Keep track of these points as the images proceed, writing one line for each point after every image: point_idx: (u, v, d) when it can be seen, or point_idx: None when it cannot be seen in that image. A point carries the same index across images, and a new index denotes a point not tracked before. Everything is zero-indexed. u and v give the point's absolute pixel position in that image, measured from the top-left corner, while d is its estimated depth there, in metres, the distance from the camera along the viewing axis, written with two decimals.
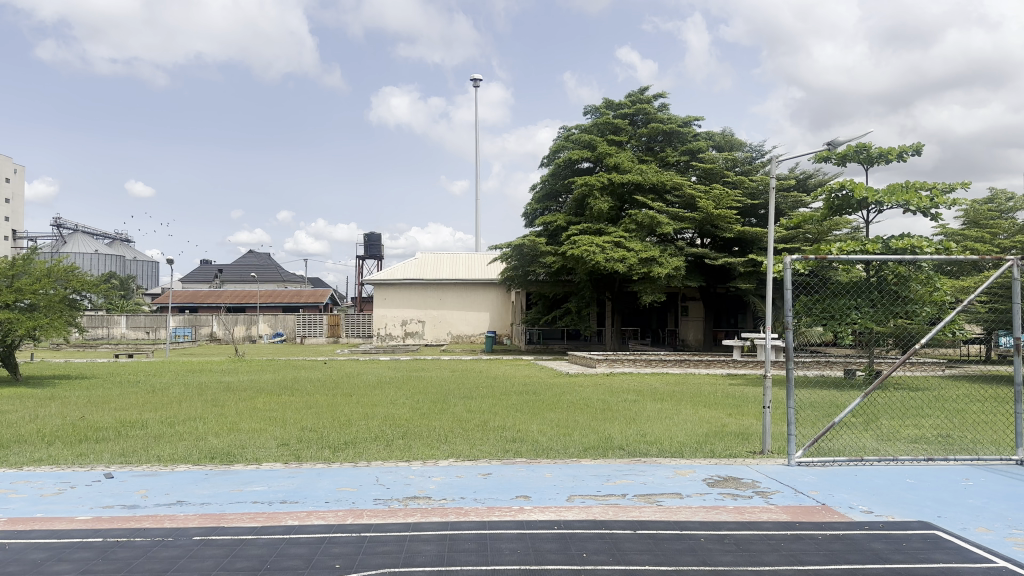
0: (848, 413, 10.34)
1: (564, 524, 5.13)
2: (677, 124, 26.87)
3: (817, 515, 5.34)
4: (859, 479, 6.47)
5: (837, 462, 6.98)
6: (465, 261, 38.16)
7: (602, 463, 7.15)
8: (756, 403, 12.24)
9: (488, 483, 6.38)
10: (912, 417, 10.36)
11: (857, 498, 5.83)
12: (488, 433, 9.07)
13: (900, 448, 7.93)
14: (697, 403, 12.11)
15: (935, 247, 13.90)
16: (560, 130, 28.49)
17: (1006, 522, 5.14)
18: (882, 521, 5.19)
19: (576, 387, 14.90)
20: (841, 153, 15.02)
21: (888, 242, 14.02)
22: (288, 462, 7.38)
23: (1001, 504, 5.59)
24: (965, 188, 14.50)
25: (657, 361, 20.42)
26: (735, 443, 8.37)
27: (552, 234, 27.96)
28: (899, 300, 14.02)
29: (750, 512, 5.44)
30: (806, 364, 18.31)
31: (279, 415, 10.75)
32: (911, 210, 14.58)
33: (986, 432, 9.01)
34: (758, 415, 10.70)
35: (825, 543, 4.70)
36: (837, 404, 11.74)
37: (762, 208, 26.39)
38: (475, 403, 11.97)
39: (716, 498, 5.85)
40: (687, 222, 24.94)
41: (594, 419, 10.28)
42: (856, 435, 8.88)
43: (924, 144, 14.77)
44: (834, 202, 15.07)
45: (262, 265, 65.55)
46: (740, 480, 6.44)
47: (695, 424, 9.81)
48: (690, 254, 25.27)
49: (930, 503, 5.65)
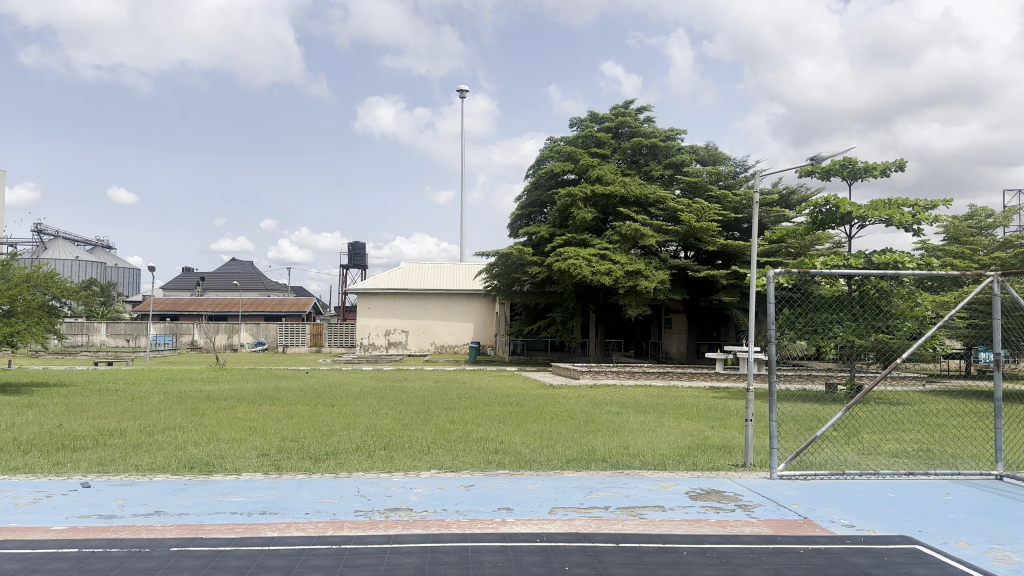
0: (830, 428, 10.39)
1: (547, 537, 5.10)
2: (661, 138, 27.04)
3: (800, 529, 5.34)
4: (840, 493, 6.50)
5: (819, 476, 7.00)
6: (450, 271, 38.16)
7: (585, 476, 7.13)
8: (739, 416, 12.26)
9: (470, 494, 6.33)
10: (893, 433, 10.36)
11: (839, 512, 5.84)
12: (471, 444, 9.03)
13: (880, 463, 7.98)
14: (680, 416, 12.08)
15: (917, 262, 14.05)
16: (545, 141, 28.60)
17: (987, 537, 5.17)
18: (863, 535, 5.21)
19: (558, 398, 14.91)
20: (826, 167, 15.16)
21: (871, 257, 14.12)
22: (268, 472, 7.31)
23: (981, 519, 5.62)
24: (947, 206, 14.71)
25: (640, 373, 20.48)
26: (717, 456, 8.36)
27: (536, 245, 27.98)
28: (880, 315, 14.12)
29: (732, 526, 5.44)
30: (788, 377, 18.43)
31: (258, 424, 10.65)
32: (893, 225, 14.73)
33: (965, 447, 9.10)
34: (741, 428, 10.76)
35: (807, 557, 4.70)
36: (817, 418, 11.74)
37: (745, 223, 26.61)
38: (457, 414, 11.90)
39: (698, 511, 5.85)
40: (671, 235, 25.10)
41: (578, 431, 10.23)
42: (837, 449, 8.92)
43: (907, 160, 14.94)
44: (818, 217, 15.19)
45: (246, 273, 65.28)
46: (722, 493, 6.44)
47: (678, 437, 9.79)
48: (673, 266, 25.37)
49: (910, 518, 5.67)
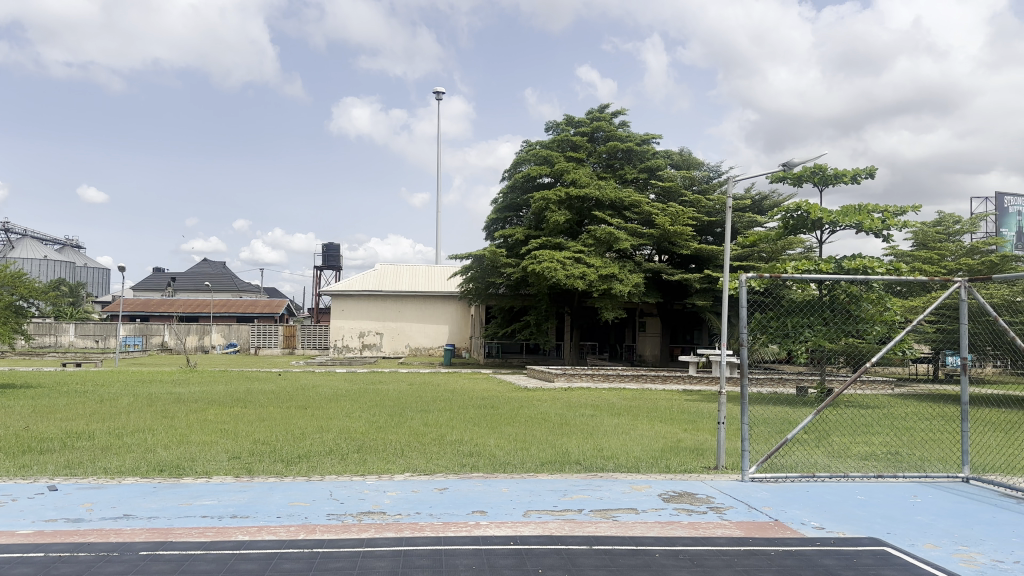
0: (801, 430, 10.52)
1: (520, 540, 5.10)
2: (636, 142, 27.21)
3: (770, 531, 5.40)
4: (810, 495, 6.56)
5: (790, 478, 7.08)
6: (425, 273, 38.06)
7: (559, 478, 7.15)
8: (712, 419, 12.38)
9: (444, 497, 6.32)
10: (862, 435, 10.51)
11: (810, 514, 5.90)
12: (445, 446, 9.01)
13: (850, 465, 8.09)
14: (654, 418, 12.15)
15: (887, 268, 14.26)
16: (521, 144, 28.66)
17: (953, 538, 5.26)
18: (833, 537, 5.27)
19: (533, 401, 14.91)
20: (798, 173, 15.34)
21: (841, 262, 14.30)
22: (239, 476, 7.22)
23: (948, 521, 5.72)
24: (916, 212, 14.94)
25: (614, 376, 20.58)
26: (690, 458, 8.42)
27: (511, 248, 28.01)
28: (850, 319, 14.31)
29: (704, 527, 5.48)
30: (760, 380, 18.65)
31: (230, 427, 10.54)
32: (864, 231, 14.93)
33: (934, 450, 9.26)
34: (713, 430, 10.85)
35: (778, 559, 4.74)
36: (789, 420, 11.88)
37: (718, 227, 26.84)
38: (432, 417, 11.85)
39: (671, 513, 5.88)
40: (645, 238, 25.25)
41: (552, 434, 10.25)
42: (807, 451, 9.02)
43: (877, 167, 15.16)
44: (790, 222, 15.36)
45: (218, 273, 64.59)
46: (695, 496, 6.49)
47: (652, 439, 9.84)
48: (647, 270, 25.52)
49: (879, 520, 5.75)
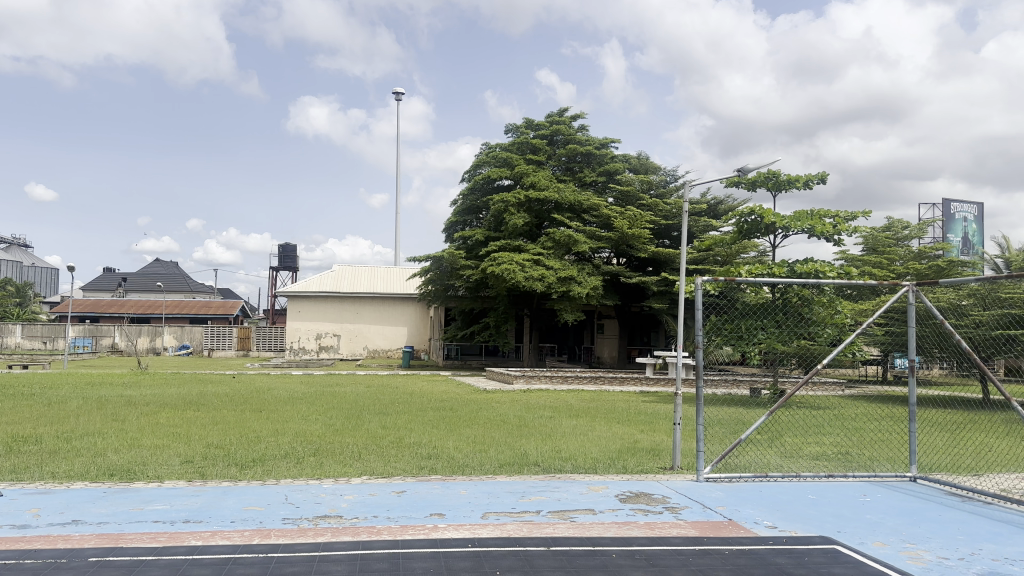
0: (754, 430, 10.70)
1: (478, 542, 5.10)
2: (595, 145, 27.42)
3: (724, 530, 5.48)
4: (762, 495, 6.68)
5: (744, 478, 7.20)
6: (383, 275, 37.81)
7: (517, 480, 7.16)
8: (668, 420, 12.50)
9: (402, 501, 6.29)
10: (814, 436, 10.74)
11: (763, 514, 6.01)
12: (403, 449, 8.96)
13: (802, 465, 8.26)
14: (611, 420, 12.24)
15: (837, 272, 14.58)
16: (481, 146, 28.68)
17: (901, 536, 5.40)
18: (785, 536, 5.38)
19: (491, 403, 14.92)
20: (752, 179, 15.62)
21: (794, 266, 14.59)
22: (192, 480, 7.09)
23: (895, 519, 5.87)
24: (866, 217, 15.30)
25: (573, 378, 20.70)
26: (647, 459, 8.51)
27: (471, 249, 27.98)
28: (802, 322, 14.69)
29: (660, 527, 5.54)
30: (715, 382, 18.93)
31: (183, 430, 10.35)
32: (815, 235, 15.24)
33: (882, 450, 9.50)
34: (669, 431, 10.97)
35: (732, 558, 4.82)
36: (743, 421, 12.08)
37: (675, 230, 27.16)
38: (389, 419, 11.77)
39: (628, 514, 5.94)
40: (603, 241, 25.44)
41: (511, 436, 10.27)
42: (761, 451, 9.19)
43: (828, 173, 15.50)
44: (744, 226, 15.62)
45: (171, 273, 63.32)
46: (651, 496, 6.56)
47: (609, 440, 9.91)
48: (606, 272, 25.73)
49: (830, 519, 5.88)
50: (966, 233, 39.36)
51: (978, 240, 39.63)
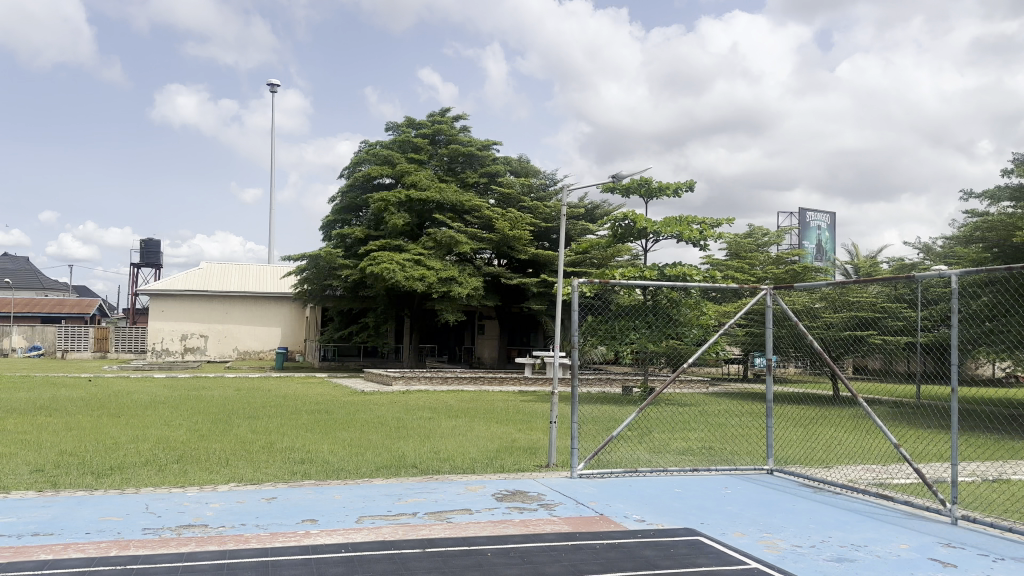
0: (625, 427, 11.06)
1: (352, 547, 5.00)
2: (477, 147, 27.57)
3: (596, 525, 5.64)
4: (632, 490, 6.92)
5: (614, 473, 7.42)
6: (257, 273, 36.52)
7: (393, 483, 7.08)
8: (544, 419, 12.72)
9: (273, 507, 6.08)
10: (679, 431, 11.23)
11: (632, 508, 6.22)
12: (275, 454, 8.67)
13: (669, 460, 8.61)
14: (488, 420, 12.32)
15: (703, 275, 15.29)
16: (361, 144, 28.23)
17: (758, 526, 5.72)
18: (653, 529, 5.59)
19: (368, 405, 14.69)
20: (625, 185, 16.15)
21: (664, 269, 15.19)
22: (41, 491, 6.58)
23: (753, 510, 6.22)
24: (730, 224, 16.12)
25: (453, 378, 20.70)
26: (523, 458, 8.63)
27: (349, 249, 27.45)
28: (671, 322, 15.26)
29: (535, 525, 5.63)
30: (590, 381, 19.43)
31: (31, 437, 9.59)
32: (684, 241, 15.94)
33: (742, 444, 10.05)
34: (545, 430, 11.17)
35: (602, 553, 4.96)
36: (614, 419, 12.46)
37: (554, 233, 27.70)
38: (260, 423, 11.36)
39: (504, 512, 6.00)
40: (484, 243, 25.59)
41: (388, 438, 10.15)
42: (631, 447, 9.51)
43: (695, 181, 16.24)
44: (618, 231, 16.13)
45: (20, 269, 58.64)
46: (527, 494, 6.65)
47: (486, 440, 9.98)
48: (487, 273, 25.89)
49: (694, 511, 6.15)
50: (819, 241, 42.31)
51: (829, 248, 42.68)
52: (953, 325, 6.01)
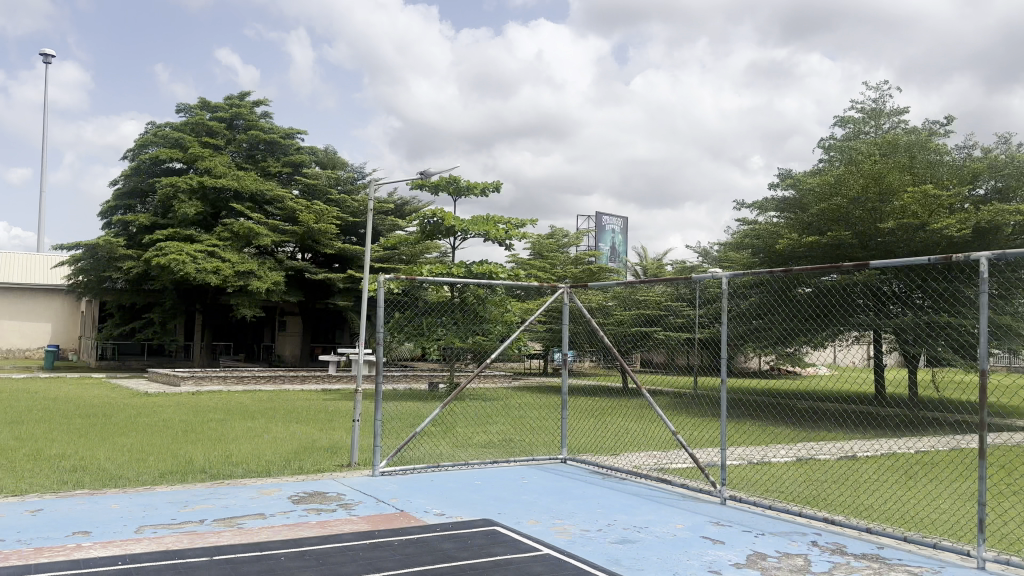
0: (429, 423, 11.12)
1: (130, 559, 4.60)
2: (280, 135, 26.47)
3: (395, 522, 5.61)
4: (433, 484, 6.97)
5: (416, 469, 7.44)
6: (22, 262, 32.61)
7: (180, 489, 6.60)
8: (347, 417, 12.48)
9: (36, 521, 5.45)
10: (481, 425, 11.49)
11: (432, 502, 6.26)
12: (40, 463, 7.78)
13: (470, 454, 8.78)
14: (288, 420, 11.85)
15: (508, 273, 15.73)
16: (150, 125, 26.12)
17: (551, 513, 5.98)
18: (452, 522, 5.66)
19: (154, 407, 13.62)
20: (434, 182, 16.24)
21: (471, 267, 15.45)
22: None
23: (547, 498, 6.49)
24: (533, 225, 16.71)
25: (250, 378, 19.73)
26: (323, 457, 8.40)
27: (133, 238, 25.29)
28: (477, 319, 15.56)
29: (333, 524, 5.50)
30: (394, 378, 19.34)
31: None
32: (490, 239, 16.31)
33: (540, 435, 10.48)
34: (347, 428, 10.95)
35: (400, 548, 4.94)
36: (418, 415, 12.49)
37: (361, 228, 27.28)
38: (22, 430, 10.15)
39: (300, 514, 5.80)
40: (287, 235, 24.61)
41: (176, 442, 9.47)
42: (434, 443, 9.57)
43: (502, 182, 16.67)
44: (426, 227, 16.19)
45: None
46: (325, 494, 6.48)
47: (284, 441, 9.61)
48: (289, 268, 24.93)
49: (492, 502, 6.31)
50: (613, 243, 45.04)
51: (622, 250, 45.59)
52: (725, 322, 6.62)
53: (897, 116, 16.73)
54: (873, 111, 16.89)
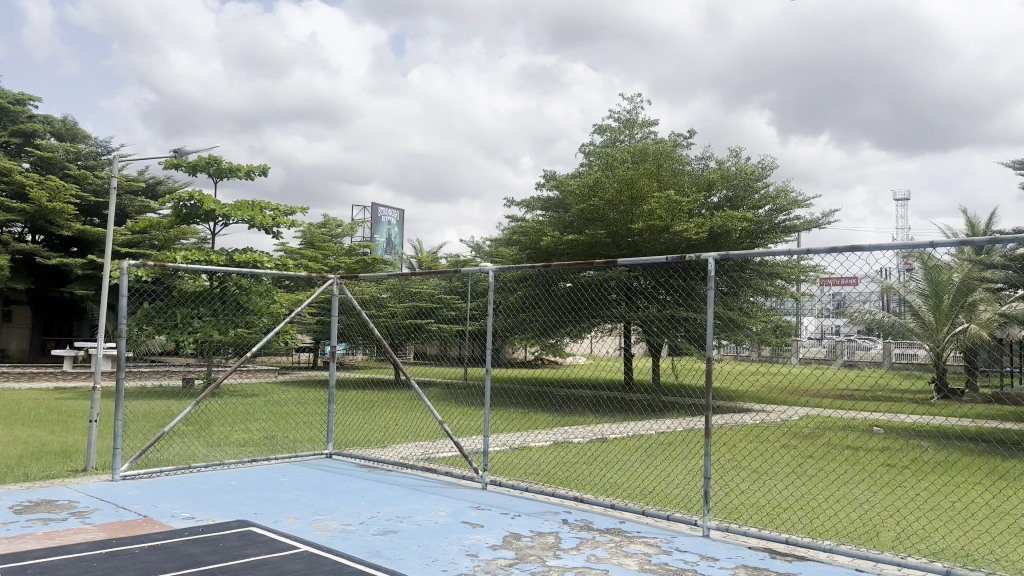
0: (181, 422, 10.36)
1: None
2: (7, 99, 23.20)
3: (137, 528, 5.16)
4: (184, 487, 6.51)
5: (165, 472, 6.90)
6: None
7: None
8: (83, 418, 11.25)
9: None
10: (241, 422, 10.92)
11: (182, 506, 5.84)
12: None
13: (227, 452, 8.32)
14: (10, 423, 10.43)
15: (274, 263, 15.05)
16: None
17: (311, 510, 5.83)
18: (203, 524, 5.32)
19: None
20: (192, 162, 15.11)
21: (232, 255, 14.58)
22: None
23: (308, 495, 6.32)
24: (303, 213, 16.16)
25: None
26: (53, 463, 7.51)
27: None
28: (240, 311, 14.62)
29: (62, 536, 4.93)
30: (144, 374, 17.77)
31: None
32: (255, 226, 15.52)
33: (303, 431, 10.19)
34: (84, 430, 9.87)
35: (142, 556, 4.55)
36: (170, 413, 11.57)
37: (107, 209, 24.72)
38: None
39: (21, 526, 5.14)
40: (14, 214, 21.64)
41: None
42: (186, 443, 8.91)
43: (269, 167, 15.92)
44: (183, 211, 15.03)
45: None
46: (54, 503, 5.80)
47: (4, 447, 8.46)
48: (16, 251, 21.94)
49: (248, 502, 6.02)
50: (388, 236, 44.83)
51: (397, 243, 45.49)
52: (489, 315, 6.82)
53: (648, 127, 18.30)
54: (628, 121, 18.34)
